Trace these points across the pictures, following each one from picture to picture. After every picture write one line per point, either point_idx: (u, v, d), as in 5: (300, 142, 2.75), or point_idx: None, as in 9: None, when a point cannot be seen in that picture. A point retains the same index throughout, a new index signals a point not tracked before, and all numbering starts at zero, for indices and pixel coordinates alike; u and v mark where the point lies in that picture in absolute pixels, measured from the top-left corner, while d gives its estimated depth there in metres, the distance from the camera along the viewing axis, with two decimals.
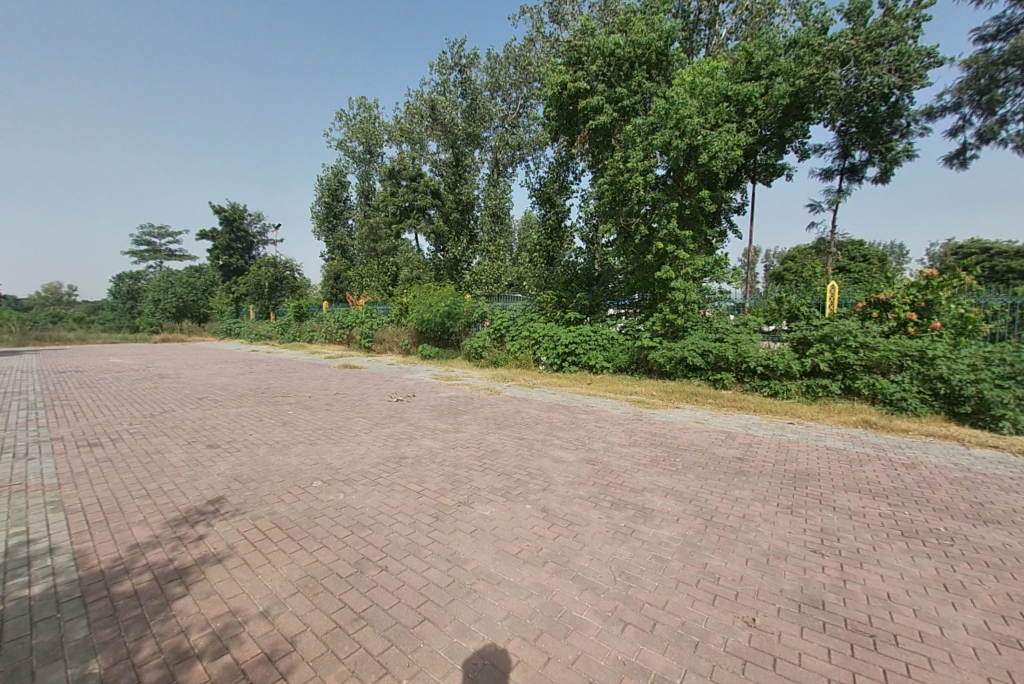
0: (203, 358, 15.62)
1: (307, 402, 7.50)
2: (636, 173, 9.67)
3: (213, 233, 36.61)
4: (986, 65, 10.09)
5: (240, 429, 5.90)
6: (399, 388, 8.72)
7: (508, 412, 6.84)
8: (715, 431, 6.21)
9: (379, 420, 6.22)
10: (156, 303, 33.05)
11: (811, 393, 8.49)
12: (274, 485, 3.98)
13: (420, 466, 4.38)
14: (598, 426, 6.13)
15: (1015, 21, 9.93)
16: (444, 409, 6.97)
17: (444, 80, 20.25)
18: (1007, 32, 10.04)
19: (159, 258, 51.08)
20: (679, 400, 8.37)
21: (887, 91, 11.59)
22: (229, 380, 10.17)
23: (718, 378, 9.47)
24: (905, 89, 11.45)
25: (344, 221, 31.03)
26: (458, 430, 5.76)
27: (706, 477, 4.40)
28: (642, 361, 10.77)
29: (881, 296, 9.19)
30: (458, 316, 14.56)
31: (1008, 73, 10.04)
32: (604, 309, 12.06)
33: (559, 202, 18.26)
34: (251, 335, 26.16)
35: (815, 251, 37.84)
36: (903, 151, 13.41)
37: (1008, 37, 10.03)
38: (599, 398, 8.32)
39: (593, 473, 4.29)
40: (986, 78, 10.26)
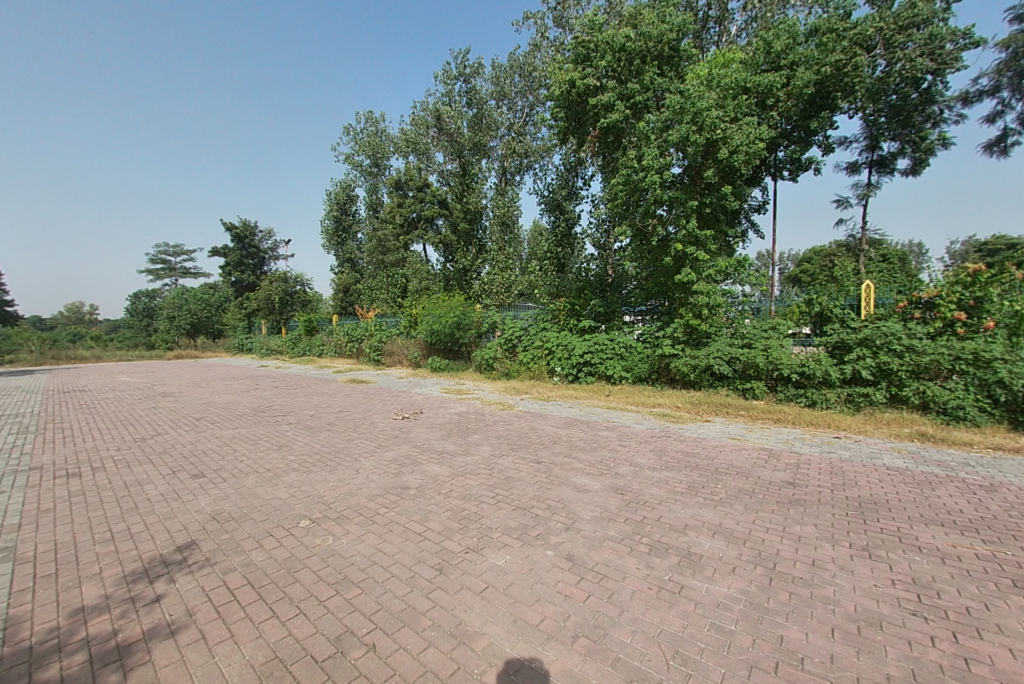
0: (210, 374, 15.36)
1: (307, 423, 7.02)
2: (651, 172, 9.06)
3: (225, 250, 37.01)
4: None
5: (232, 454, 5.43)
6: (405, 405, 8.22)
7: (522, 430, 6.26)
8: (754, 450, 5.53)
9: (382, 442, 5.69)
10: (170, 320, 33.40)
11: (854, 403, 7.74)
12: (255, 527, 3.46)
13: (423, 499, 3.82)
14: (622, 446, 5.51)
15: None
16: (452, 427, 6.42)
17: (449, 90, 20.09)
18: None
19: (175, 276, 51.94)
20: (706, 413, 7.71)
21: (920, 76, 10.86)
22: (231, 399, 9.78)
23: (747, 387, 8.79)
24: (939, 74, 10.76)
25: (354, 235, 31.05)
26: (468, 453, 5.20)
27: (755, 509, 3.75)
28: (663, 370, 10.14)
29: (925, 294, 8.40)
30: (468, 326, 14.13)
31: None
32: (620, 316, 11.44)
33: (568, 208, 17.83)
34: (262, 350, 26.07)
35: (834, 251, 36.71)
36: (938, 139, 12.74)
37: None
38: (620, 412, 7.70)
39: (623, 507, 3.68)
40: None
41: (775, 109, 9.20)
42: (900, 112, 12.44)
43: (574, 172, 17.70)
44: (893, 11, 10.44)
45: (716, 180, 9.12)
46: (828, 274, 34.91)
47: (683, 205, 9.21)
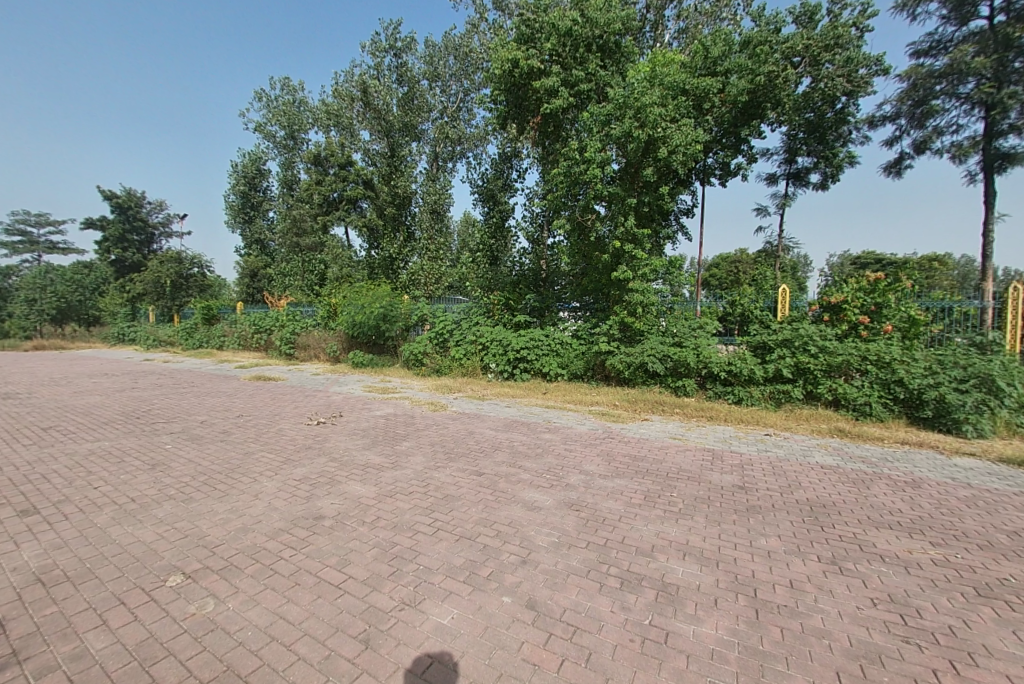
0: (71, 370, 12.60)
1: (194, 432, 5.74)
2: (592, 165, 8.74)
3: (101, 223, 31.40)
4: (924, 77, 11.73)
5: (77, 478, 4.12)
6: (320, 407, 7.13)
7: (459, 436, 5.60)
8: (697, 451, 5.39)
9: (288, 456, 4.71)
10: (24, 303, 27.64)
11: (775, 400, 8.10)
12: (98, 591, 2.39)
13: (342, 534, 3.03)
14: (568, 450, 5.09)
15: (944, 40, 11.74)
16: (377, 434, 5.57)
17: (377, 62, 18.50)
18: (939, 49, 11.86)
19: (33, 251, 43.31)
20: (644, 411, 7.61)
21: (837, 97, 11.83)
22: (94, 402, 7.92)
23: (679, 384, 8.85)
24: (853, 96, 11.81)
25: (264, 214, 27.86)
26: (396, 466, 4.43)
27: (718, 521, 3.49)
28: (598, 367, 9.98)
29: (834, 299, 9.08)
30: (396, 319, 13.07)
31: (941, 87, 11.72)
32: (556, 312, 11.19)
33: (503, 200, 17.32)
34: (146, 340, 22.36)
35: (739, 259, 40.37)
36: (848, 157, 14.08)
37: (937, 55, 11.88)
38: (559, 412, 7.33)
39: (582, 527, 3.22)
40: (924, 90, 11.92)
41: (710, 114, 9.27)
42: (817, 128, 13.66)
43: (509, 163, 17.29)
44: (817, 32, 11.27)
45: (659, 177, 9.10)
46: (734, 280, 38.24)
47: (624, 203, 8.98)
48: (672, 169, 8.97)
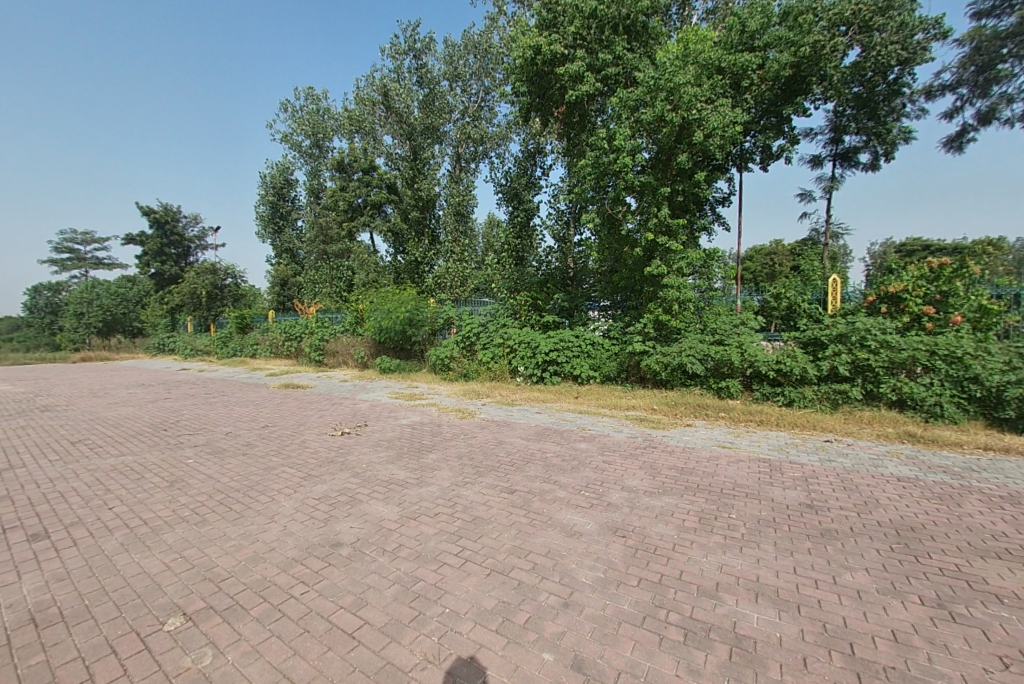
0: (112, 381, 13.01)
1: (218, 445, 5.61)
2: (622, 154, 8.25)
3: (142, 238, 32.88)
4: (990, 39, 10.60)
5: (96, 498, 3.99)
6: (346, 416, 6.94)
7: (488, 447, 5.24)
8: (752, 461, 4.84)
9: (310, 472, 4.46)
10: (76, 317, 29.24)
11: (830, 401, 7.37)
12: (91, 636, 2.14)
13: (360, 567, 2.71)
14: (606, 463, 4.64)
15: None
16: (402, 446, 5.28)
17: (398, 66, 18.48)
18: (1003, 10, 10.65)
19: (84, 267, 45.90)
20: (686, 416, 7.05)
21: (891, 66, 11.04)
22: (128, 413, 8.01)
23: (722, 385, 8.22)
24: (907, 65, 11.05)
25: (293, 223, 28.50)
26: (422, 482, 4.11)
27: (790, 551, 2.99)
28: (633, 368, 9.44)
29: (891, 289, 8.28)
30: (421, 323, 12.89)
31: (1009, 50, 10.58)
32: (585, 312, 10.73)
33: (527, 199, 16.96)
34: (185, 350, 23.17)
35: (773, 251, 38.59)
36: (902, 133, 12.99)
37: (1002, 15, 10.70)
38: (594, 417, 6.89)
39: (632, 560, 2.78)
40: (989, 54, 10.83)
41: (749, 93, 8.65)
42: (866, 103, 12.83)
43: (532, 161, 16.95)
44: None
45: (694, 164, 8.56)
46: (769, 273, 36.58)
47: (657, 193, 8.48)
48: (709, 154, 8.39)
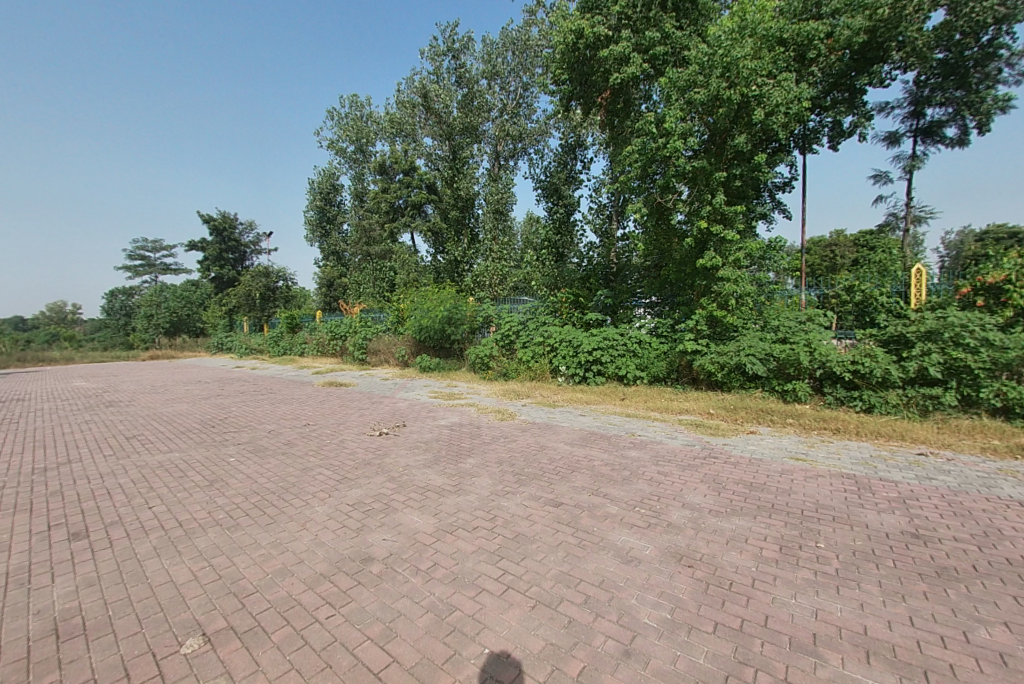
0: (174, 378, 13.81)
1: (260, 444, 5.62)
2: (672, 138, 7.63)
3: (203, 245, 35.13)
4: None
5: (141, 496, 4.01)
6: (384, 416, 6.82)
7: (530, 452, 4.89)
8: (834, 478, 4.20)
9: (346, 475, 4.30)
10: (148, 319, 31.76)
11: (919, 408, 6.44)
12: (107, 655, 2.01)
13: (390, 589, 2.44)
14: (662, 474, 4.18)
15: None
16: (439, 449, 5.04)
17: (437, 67, 18.50)
18: None
19: (155, 273, 49.84)
20: (747, 422, 6.39)
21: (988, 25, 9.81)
22: (183, 410, 8.34)
23: (787, 387, 7.43)
24: (1009, 21, 9.74)
25: (338, 226, 29.45)
26: (460, 489, 3.82)
27: (902, 596, 2.44)
28: (684, 368, 8.78)
29: (989, 279, 7.09)
30: (460, 321, 12.78)
31: None
32: (631, 309, 10.16)
33: (567, 193, 16.47)
34: (241, 349, 24.50)
35: (834, 242, 35.68)
36: (998, 102, 11.44)
37: None
38: (643, 421, 6.40)
39: (703, 598, 2.34)
40: None
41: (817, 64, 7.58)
42: (956, 68, 11.49)
43: (572, 154, 16.46)
44: None
45: (756, 145, 7.79)
46: (830, 266, 33.88)
47: (712, 178, 7.81)
48: (771, 134, 7.63)
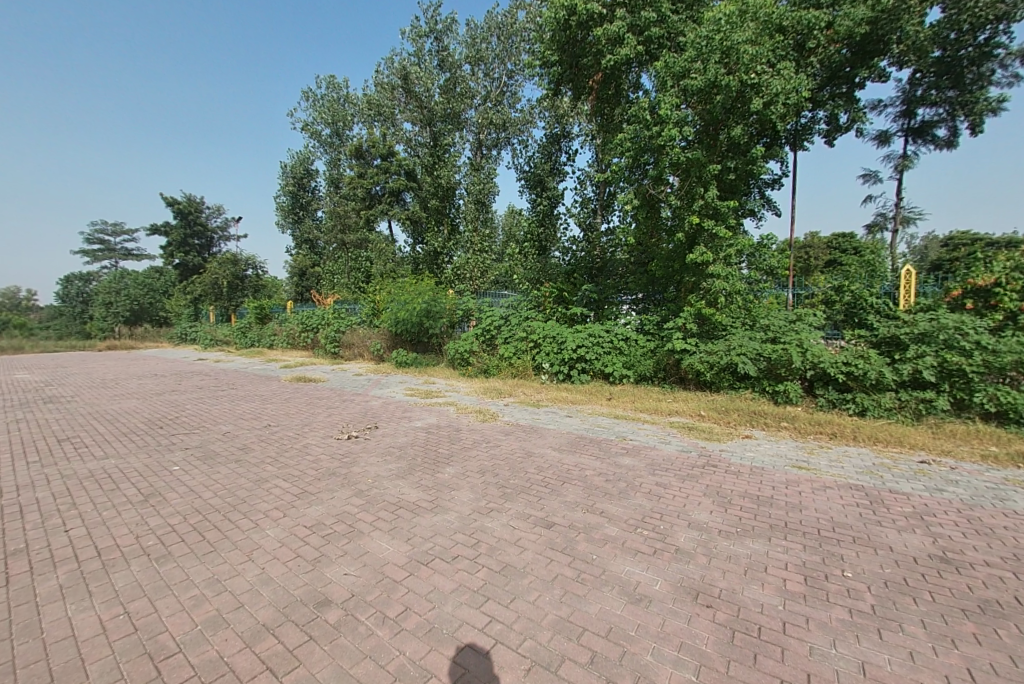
0: (127, 371, 12.76)
1: (210, 449, 4.99)
2: (667, 126, 7.24)
3: (166, 229, 33.15)
4: None
5: (56, 517, 3.37)
6: (355, 416, 6.25)
7: (515, 459, 4.43)
8: (844, 493, 3.91)
9: (305, 489, 3.74)
10: (105, 307, 29.86)
11: (913, 411, 6.30)
12: None
13: (350, 646, 1.95)
14: (661, 487, 3.79)
15: None
16: (414, 455, 4.54)
17: (418, 48, 17.67)
18: None
19: (115, 258, 46.96)
20: (741, 425, 6.10)
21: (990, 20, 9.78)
22: (130, 407, 7.54)
23: (779, 389, 7.21)
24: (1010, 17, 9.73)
25: (312, 214, 28.21)
26: (437, 506, 3.34)
27: (953, 642, 2.10)
28: (672, 368, 8.48)
29: (979, 282, 7.05)
30: (439, 315, 12.21)
31: None
32: (617, 306, 9.80)
33: (552, 186, 16.02)
34: (205, 340, 23.19)
35: (809, 243, 36.28)
36: (990, 104, 11.52)
37: None
38: (633, 424, 6.04)
39: (732, 652, 1.94)
40: None
41: (815, 55, 7.37)
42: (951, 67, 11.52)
43: (557, 145, 15.99)
44: None
45: (751, 137, 7.48)
46: (804, 266, 34.47)
47: (706, 171, 7.46)
48: (767, 126, 7.34)
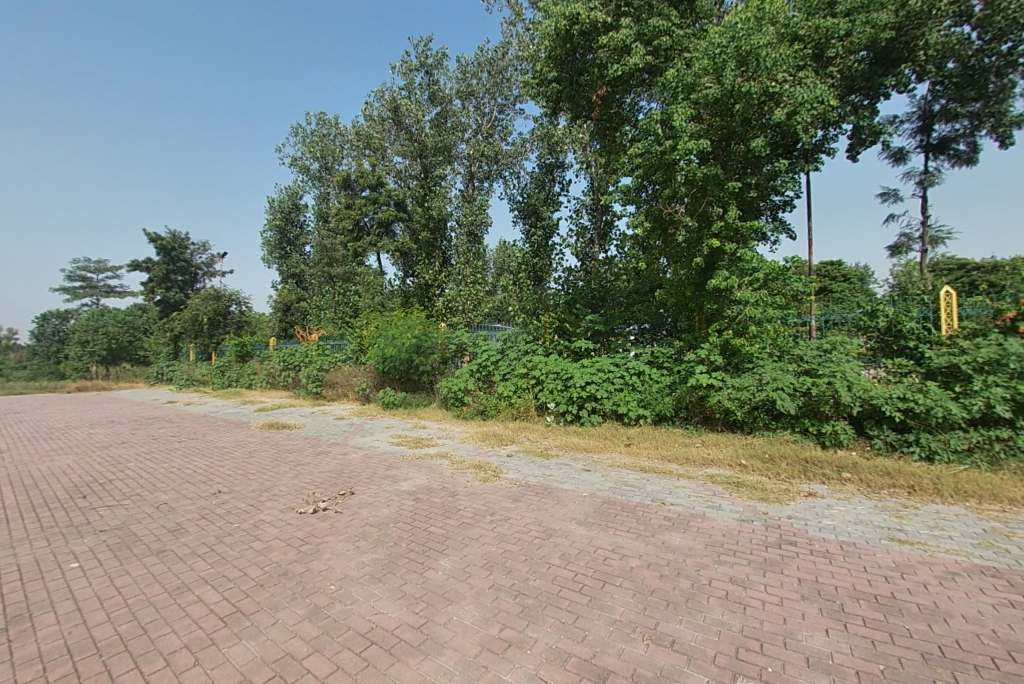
0: (81, 417, 11.40)
1: (132, 530, 3.80)
2: (683, 138, 6.52)
3: (147, 264, 32.09)
4: None
5: None
6: (327, 477, 5.12)
7: (531, 543, 3.33)
8: (985, 585, 2.88)
9: (239, 604, 2.59)
10: (81, 345, 28.59)
11: (989, 455, 5.35)
12: None
13: None
14: (741, 593, 2.74)
15: None
16: (398, 538, 3.43)
17: (408, 82, 17.54)
18: None
19: (96, 296, 45.68)
20: (795, 479, 5.08)
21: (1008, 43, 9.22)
22: (61, 466, 6.28)
23: (824, 429, 6.24)
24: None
25: (300, 248, 27.60)
26: (430, 639, 2.23)
27: None
28: (695, 406, 7.49)
29: None
30: (430, 350, 11.24)
31: None
32: (625, 337, 8.92)
33: (547, 215, 15.53)
34: (181, 380, 21.82)
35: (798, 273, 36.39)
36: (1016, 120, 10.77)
37: None
38: (665, 479, 4.99)
39: None
40: None
41: (834, 66, 6.94)
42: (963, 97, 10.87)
43: (551, 175, 15.59)
44: None
45: (771, 153, 6.88)
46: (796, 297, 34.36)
47: (724, 188, 6.78)
48: (788, 137, 6.78)
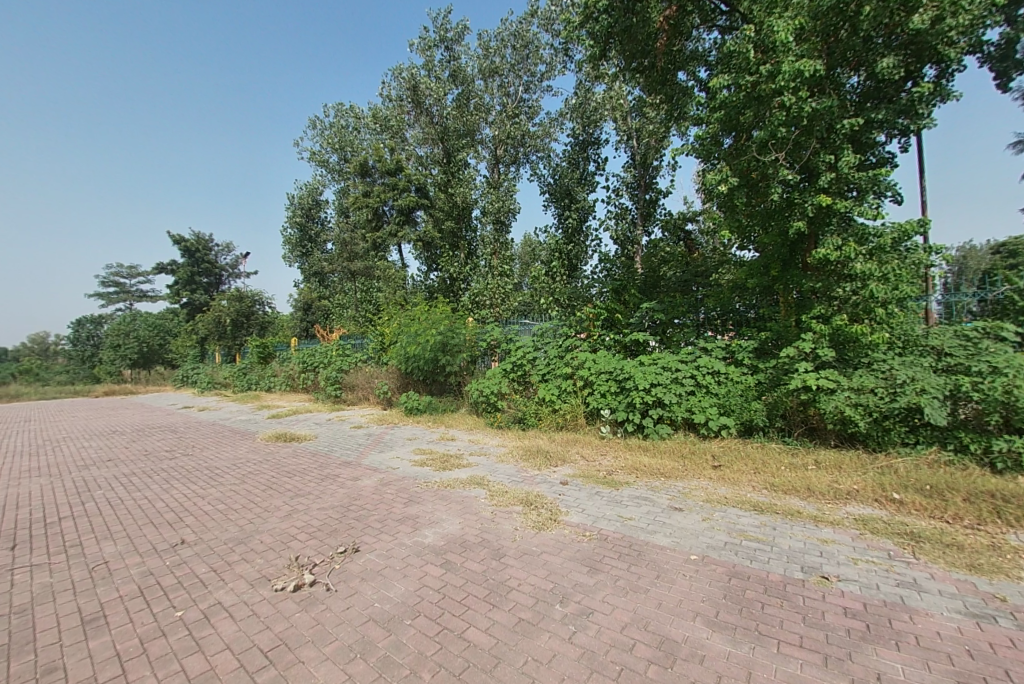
0: (88, 427, 10.65)
1: (33, 616, 2.58)
2: (786, 60, 4.98)
3: (174, 266, 32.14)
4: None
5: None
6: (328, 519, 3.85)
7: (645, 678, 1.90)
8: None
9: None
10: (115, 349, 28.96)
11: None
12: None
13: None
14: None
15: None
16: (417, 659, 2.06)
17: (427, 60, 16.27)
18: None
19: (131, 299, 46.78)
20: (993, 526, 3.47)
21: None
22: (24, 494, 5.26)
23: (997, 447, 4.54)
24: None
25: (321, 246, 26.94)
26: None
27: None
28: (794, 414, 5.88)
29: None
30: (457, 348, 9.97)
31: None
32: (689, 328, 7.35)
33: (581, 196, 14.01)
34: (205, 382, 21.44)
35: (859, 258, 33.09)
36: None
37: None
38: (799, 527, 3.48)
39: None
40: None
41: None
42: None
43: (584, 152, 13.99)
44: None
45: (899, 81, 5.27)
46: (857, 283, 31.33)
47: (836, 130, 5.21)
48: (926, 57, 5.13)
